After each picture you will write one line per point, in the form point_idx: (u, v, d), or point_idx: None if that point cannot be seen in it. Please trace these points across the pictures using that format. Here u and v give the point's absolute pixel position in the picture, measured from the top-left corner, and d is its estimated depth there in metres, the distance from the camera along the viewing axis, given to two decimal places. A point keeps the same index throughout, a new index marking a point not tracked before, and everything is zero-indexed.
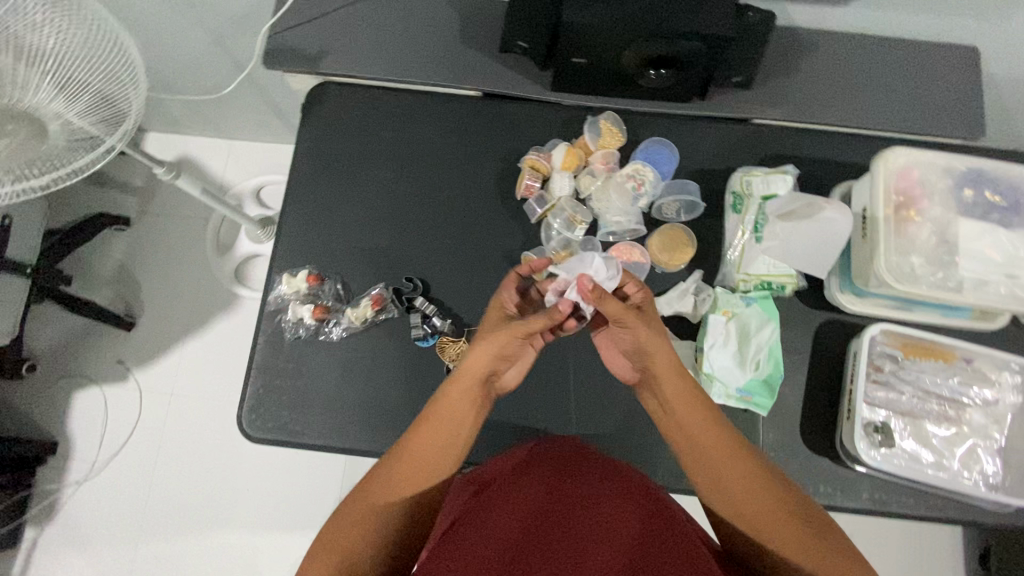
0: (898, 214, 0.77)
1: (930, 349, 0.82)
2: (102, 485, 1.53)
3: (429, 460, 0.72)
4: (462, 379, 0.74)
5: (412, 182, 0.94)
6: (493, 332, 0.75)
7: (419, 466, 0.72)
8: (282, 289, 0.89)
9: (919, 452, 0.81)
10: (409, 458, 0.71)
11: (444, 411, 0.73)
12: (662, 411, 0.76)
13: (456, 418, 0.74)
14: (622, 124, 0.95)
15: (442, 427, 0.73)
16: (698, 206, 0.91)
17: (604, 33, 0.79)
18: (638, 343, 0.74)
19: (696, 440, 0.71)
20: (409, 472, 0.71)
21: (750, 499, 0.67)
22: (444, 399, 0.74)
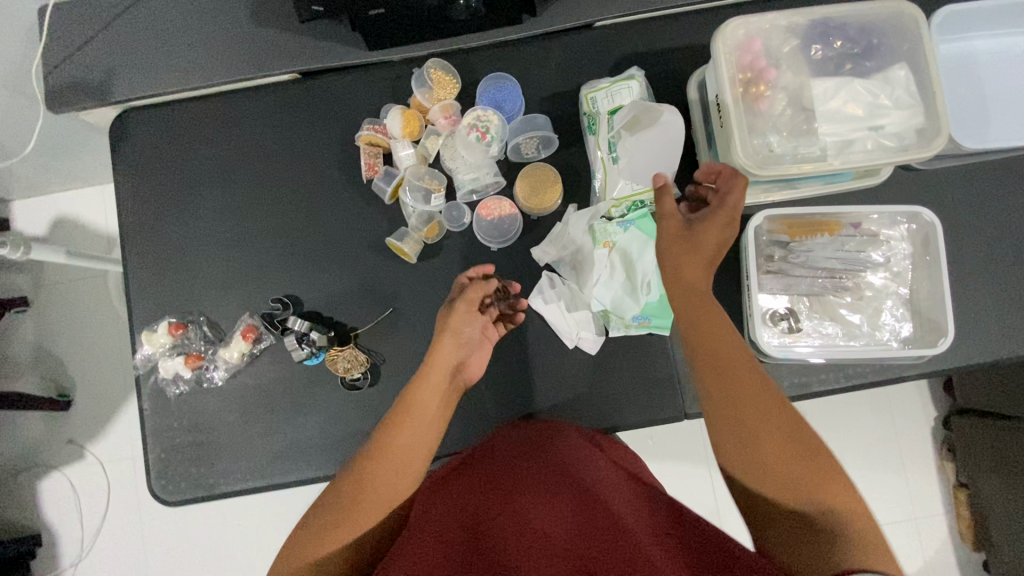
0: (748, 92, 0.70)
1: (817, 223, 0.79)
2: (97, 560, 1.53)
3: (392, 467, 0.68)
4: (429, 379, 0.71)
5: (254, 194, 0.86)
6: (445, 320, 0.75)
7: (382, 479, 0.67)
8: (147, 349, 0.83)
9: (826, 329, 0.79)
10: (357, 490, 0.66)
11: (409, 431, 0.69)
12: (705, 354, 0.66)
13: (420, 431, 0.70)
14: (454, 69, 0.85)
15: (403, 447, 0.68)
16: (553, 140, 0.83)
17: None
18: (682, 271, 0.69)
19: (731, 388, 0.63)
20: (357, 504, 0.65)
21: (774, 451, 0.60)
22: (411, 399, 0.71)
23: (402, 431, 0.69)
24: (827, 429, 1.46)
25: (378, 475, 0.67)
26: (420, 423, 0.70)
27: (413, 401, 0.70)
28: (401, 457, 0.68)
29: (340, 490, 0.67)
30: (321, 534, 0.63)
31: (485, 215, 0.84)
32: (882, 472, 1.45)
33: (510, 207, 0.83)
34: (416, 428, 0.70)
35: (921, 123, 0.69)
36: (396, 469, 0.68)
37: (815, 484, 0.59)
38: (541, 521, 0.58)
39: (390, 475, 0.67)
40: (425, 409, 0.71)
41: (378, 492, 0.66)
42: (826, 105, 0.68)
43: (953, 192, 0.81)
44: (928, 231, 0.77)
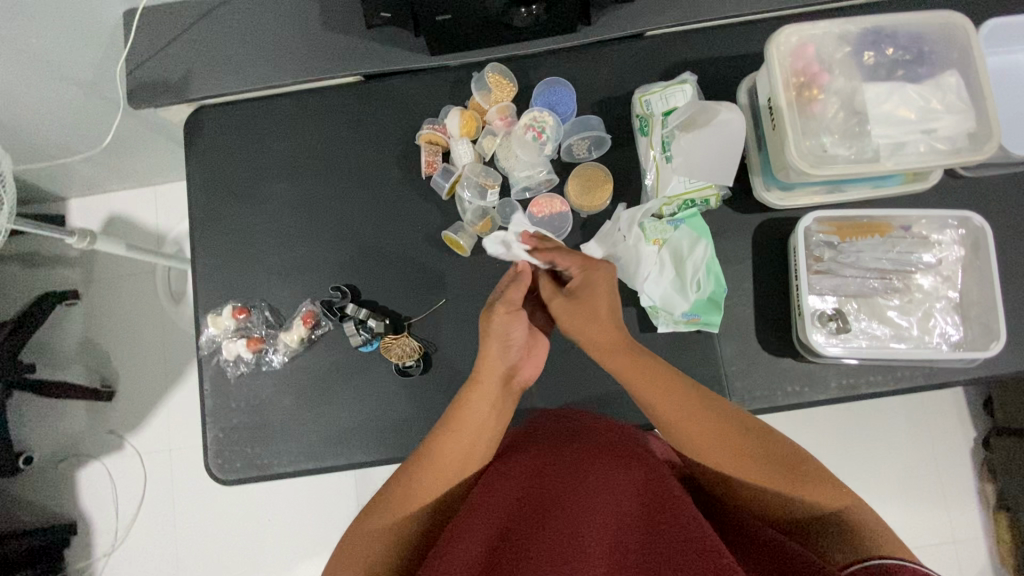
0: (801, 96, 0.73)
1: (865, 225, 0.80)
2: (129, 553, 1.53)
3: (446, 465, 0.69)
4: (480, 385, 0.73)
5: (317, 188, 0.90)
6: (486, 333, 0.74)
7: (440, 475, 0.68)
8: (211, 331, 0.87)
9: (876, 330, 0.80)
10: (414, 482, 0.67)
11: (452, 441, 0.70)
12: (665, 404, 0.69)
13: (467, 443, 0.70)
14: (510, 74, 0.90)
15: (453, 450, 0.69)
16: (605, 140, 0.86)
17: None
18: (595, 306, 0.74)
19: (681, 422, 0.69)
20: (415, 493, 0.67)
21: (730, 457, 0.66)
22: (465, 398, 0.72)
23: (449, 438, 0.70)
24: (864, 445, 1.43)
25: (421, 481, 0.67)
26: (469, 430, 0.71)
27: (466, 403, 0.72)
28: (458, 452, 0.70)
29: (388, 491, 0.68)
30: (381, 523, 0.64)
31: (537, 212, 0.86)
32: (921, 492, 1.42)
33: (561, 205, 0.86)
34: (476, 424, 0.71)
35: (973, 128, 0.71)
36: (453, 465, 0.69)
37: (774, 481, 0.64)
38: (589, 531, 0.54)
39: (446, 469, 0.69)
40: (485, 407, 0.72)
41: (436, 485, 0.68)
42: (879, 108, 0.70)
43: (1002, 199, 0.82)
44: (978, 236, 0.78)
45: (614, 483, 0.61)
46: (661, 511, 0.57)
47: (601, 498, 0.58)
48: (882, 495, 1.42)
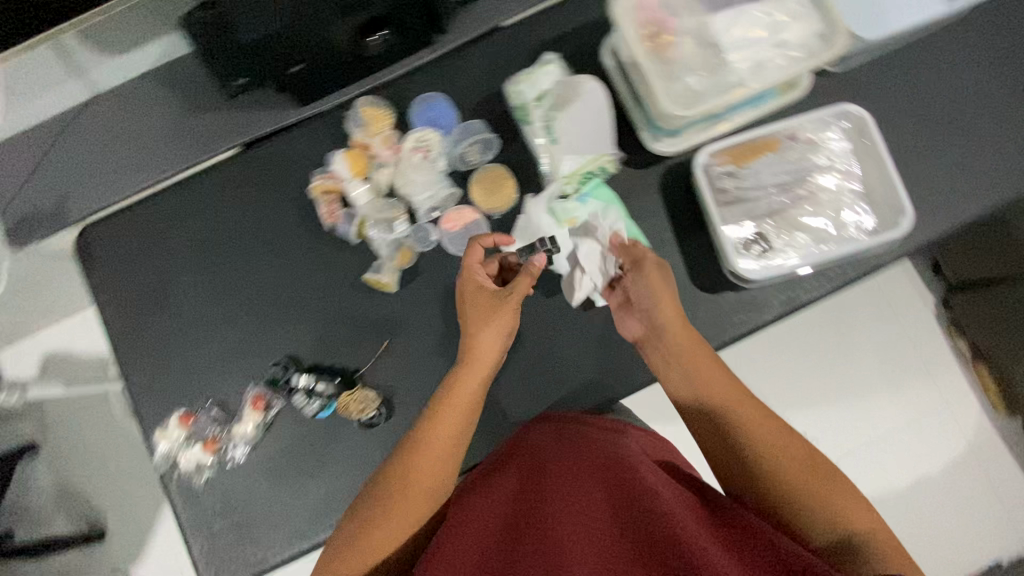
0: (657, 44, 0.74)
1: (756, 145, 0.82)
2: None
3: (436, 454, 0.69)
4: (471, 364, 0.72)
5: (228, 271, 0.88)
6: (489, 315, 0.73)
7: (430, 460, 0.68)
8: (162, 447, 0.83)
9: (798, 241, 0.82)
10: (407, 472, 0.68)
11: (439, 427, 0.69)
12: (715, 388, 0.70)
13: (460, 425, 0.71)
14: (383, 101, 0.88)
15: (443, 434, 0.69)
16: (491, 141, 0.87)
17: (295, 38, 0.74)
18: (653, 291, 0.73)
19: (736, 410, 0.68)
20: (408, 484, 0.68)
21: (770, 448, 0.66)
22: (458, 377, 0.72)
23: (442, 418, 0.70)
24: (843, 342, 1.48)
25: (416, 474, 0.68)
26: (460, 411, 0.71)
27: (454, 389, 0.71)
28: (449, 435, 0.70)
29: (380, 484, 0.68)
30: (377, 517, 0.66)
31: (450, 228, 0.86)
32: (904, 368, 1.47)
33: (471, 214, 0.86)
34: (465, 406, 0.71)
35: (821, 29, 0.73)
36: (443, 452, 0.69)
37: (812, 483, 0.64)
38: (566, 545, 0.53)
39: (436, 455, 0.69)
40: (471, 386, 0.72)
41: (431, 475, 0.69)
42: (730, 35, 0.73)
43: (873, 84, 0.86)
44: (861, 125, 0.81)
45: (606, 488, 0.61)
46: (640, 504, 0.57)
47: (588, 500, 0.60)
48: (869, 381, 1.47)
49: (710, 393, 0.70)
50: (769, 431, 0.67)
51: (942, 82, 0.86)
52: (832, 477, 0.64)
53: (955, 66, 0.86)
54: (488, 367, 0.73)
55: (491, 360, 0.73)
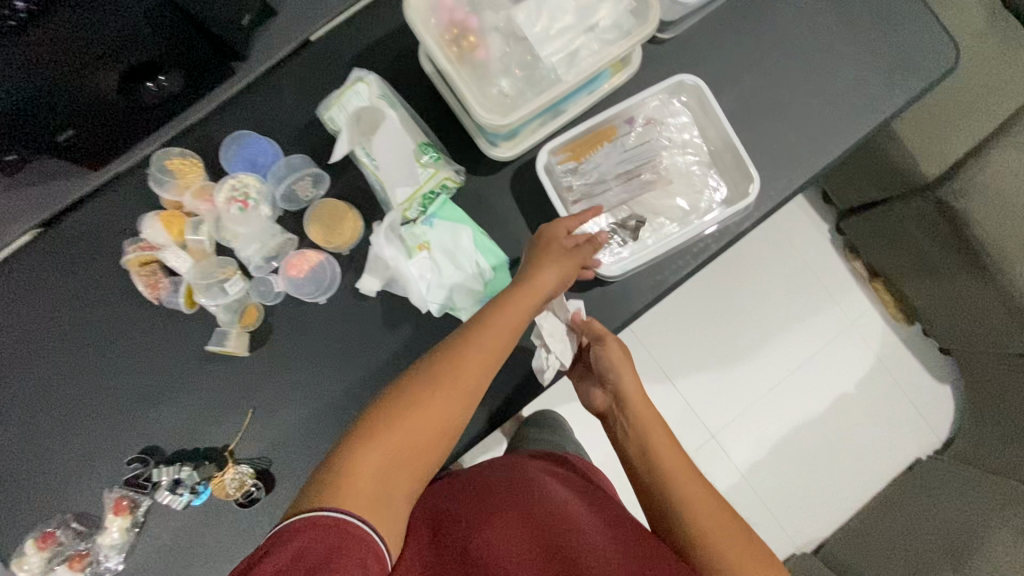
0: (461, 48, 0.67)
1: (593, 137, 0.80)
2: None
3: (470, 382, 0.64)
4: (522, 296, 0.69)
5: (55, 371, 0.78)
6: (547, 259, 0.71)
7: (465, 388, 0.64)
8: (25, 573, 0.77)
9: (655, 223, 0.80)
10: (435, 388, 0.63)
11: (488, 341, 0.66)
12: (665, 455, 0.71)
13: (495, 356, 0.67)
14: (192, 150, 0.79)
15: (476, 367, 0.65)
16: (317, 175, 0.79)
17: (48, 115, 0.63)
18: (616, 362, 0.75)
19: (683, 480, 0.68)
20: (438, 395, 0.62)
21: (715, 523, 0.65)
22: (504, 304, 0.69)
23: (485, 335, 0.67)
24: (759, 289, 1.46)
25: (444, 391, 0.63)
26: (501, 340, 0.67)
27: (502, 313, 0.68)
28: (484, 364, 0.66)
29: (406, 392, 0.62)
30: (386, 429, 0.59)
31: (292, 275, 0.79)
32: (812, 298, 1.47)
33: (311, 257, 0.79)
34: (502, 344, 0.67)
35: (632, 5, 0.68)
36: (474, 382, 0.65)
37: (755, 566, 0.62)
38: None
39: (469, 384, 0.64)
40: (513, 319, 0.68)
41: (459, 401, 0.63)
42: (534, 27, 0.67)
43: (707, 47, 0.82)
44: (697, 94, 0.79)
45: (533, 518, 0.63)
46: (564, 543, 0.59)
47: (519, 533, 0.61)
48: (787, 323, 1.46)
49: (663, 452, 0.71)
50: (717, 510, 0.66)
51: (776, 33, 0.83)
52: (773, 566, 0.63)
53: (787, 13, 0.83)
54: (534, 307, 0.70)
55: (534, 305, 0.70)
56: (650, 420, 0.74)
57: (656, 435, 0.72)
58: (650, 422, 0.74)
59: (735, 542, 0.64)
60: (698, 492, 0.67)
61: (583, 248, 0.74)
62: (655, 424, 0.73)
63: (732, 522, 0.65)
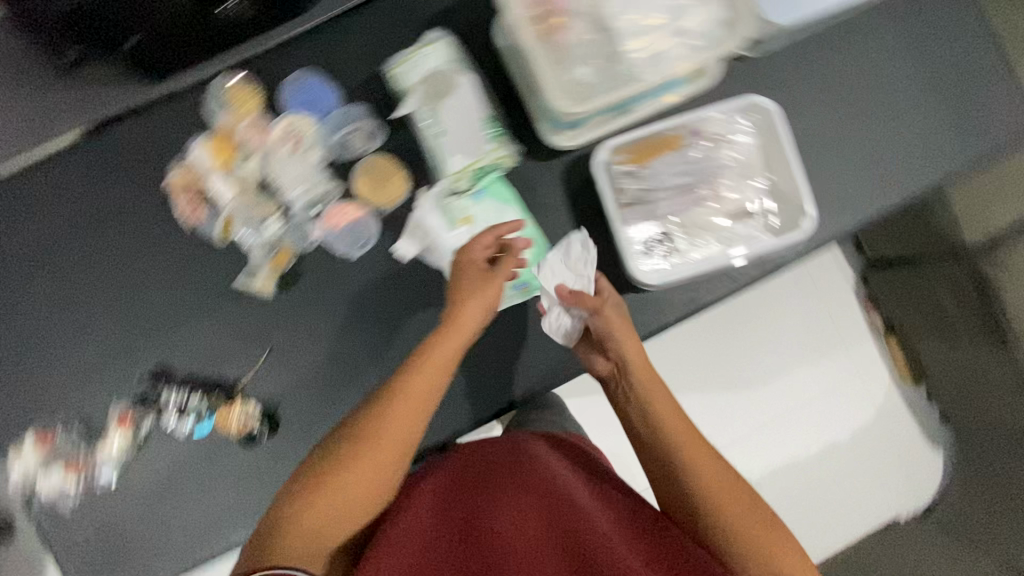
0: (546, 28, 0.66)
1: (658, 142, 0.77)
2: None
3: (389, 434, 0.65)
4: (445, 338, 0.69)
5: (81, 276, 0.78)
6: (483, 286, 0.70)
7: (382, 447, 0.64)
8: (19, 470, 0.77)
9: (703, 240, 0.79)
10: (357, 449, 0.64)
11: (417, 388, 0.66)
12: (668, 421, 0.70)
13: (424, 397, 0.67)
14: (251, 81, 0.78)
15: (401, 415, 0.65)
16: (372, 129, 0.78)
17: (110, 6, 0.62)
18: (615, 329, 0.72)
19: (688, 442, 0.68)
20: (362, 456, 0.63)
21: (721, 485, 0.66)
22: (432, 344, 0.68)
23: (407, 385, 0.66)
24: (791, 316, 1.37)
25: (365, 452, 0.64)
26: (429, 382, 0.67)
27: (422, 363, 0.67)
28: (415, 407, 0.66)
29: (324, 464, 0.63)
30: (315, 499, 0.61)
31: (331, 226, 0.77)
32: None
33: (353, 211, 0.78)
34: (428, 388, 0.67)
35: (726, 16, 0.67)
36: (400, 432, 0.65)
37: (759, 525, 0.64)
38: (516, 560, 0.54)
39: (394, 434, 0.65)
40: (441, 362, 0.68)
41: (386, 459, 0.64)
42: (627, 21, 0.66)
43: (786, 72, 0.81)
44: (769, 120, 0.76)
45: (539, 502, 0.64)
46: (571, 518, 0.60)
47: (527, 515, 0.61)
48: None
49: (666, 417, 0.70)
50: (722, 470, 0.67)
51: (857, 71, 0.81)
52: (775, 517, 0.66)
53: (872, 53, 0.81)
54: (464, 340, 0.69)
55: (463, 340, 0.69)
56: (652, 387, 0.72)
57: (659, 401, 0.71)
58: (648, 387, 0.72)
59: (742, 501, 0.66)
60: (703, 455, 0.68)
61: (506, 263, 0.72)
62: (656, 389, 0.72)
63: (733, 479, 0.67)
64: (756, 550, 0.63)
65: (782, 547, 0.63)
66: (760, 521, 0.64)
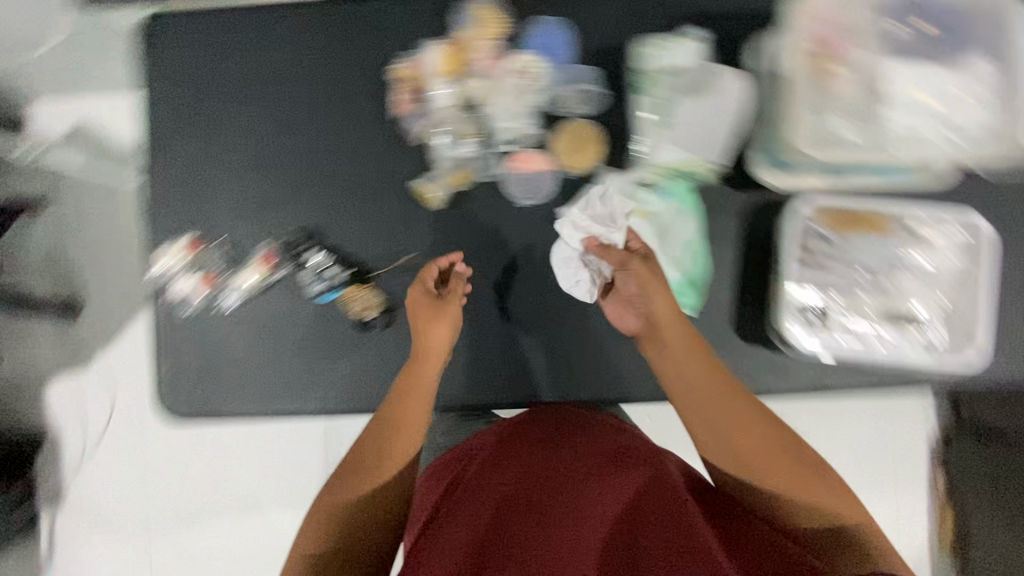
0: (820, 66, 0.66)
1: (861, 218, 0.76)
2: None
3: (394, 440, 0.71)
4: (419, 359, 0.74)
5: (283, 120, 0.83)
6: (423, 325, 0.74)
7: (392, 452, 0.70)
8: (164, 263, 0.83)
9: (859, 328, 0.76)
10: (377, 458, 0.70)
11: (410, 406, 0.72)
12: (694, 386, 0.67)
13: (422, 401, 0.73)
14: (504, 8, 0.79)
15: (405, 420, 0.72)
16: (595, 94, 0.79)
17: None
18: (645, 288, 0.71)
19: (715, 405, 0.66)
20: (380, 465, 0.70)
21: (754, 446, 0.65)
22: (412, 364, 0.75)
23: (407, 400, 0.73)
24: (870, 451, 1.07)
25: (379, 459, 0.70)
26: (424, 387, 0.73)
27: (413, 373, 0.74)
28: (411, 415, 0.72)
29: (349, 471, 0.70)
30: (342, 503, 0.67)
31: (517, 168, 0.79)
32: None
33: (542, 164, 0.79)
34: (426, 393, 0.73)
35: (999, 125, 0.64)
36: (402, 435, 0.71)
37: (786, 464, 0.65)
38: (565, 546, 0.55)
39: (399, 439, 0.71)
40: (430, 370, 0.74)
41: (394, 461, 0.70)
42: (903, 91, 0.64)
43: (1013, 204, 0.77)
44: (980, 245, 0.74)
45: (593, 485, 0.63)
46: (630, 510, 0.59)
47: (582, 495, 0.61)
48: None
49: (692, 382, 0.67)
50: (757, 428, 0.66)
51: None
52: (816, 460, 0.68)
53: None
54: (441, 353, 0.75)
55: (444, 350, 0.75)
56: (679, 350, 0.69)
57: (686, 364, 0.68)
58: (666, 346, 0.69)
59: (783, 462, 0.65)
60: (733, 419, 0.66)
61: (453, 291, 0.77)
62: (682, 348, 0.68)
63: (770, 437, 0.66)
64: (803, 513, 0.64)
65: (822, 500, 0.64)
66: (801, 468, 0.66)
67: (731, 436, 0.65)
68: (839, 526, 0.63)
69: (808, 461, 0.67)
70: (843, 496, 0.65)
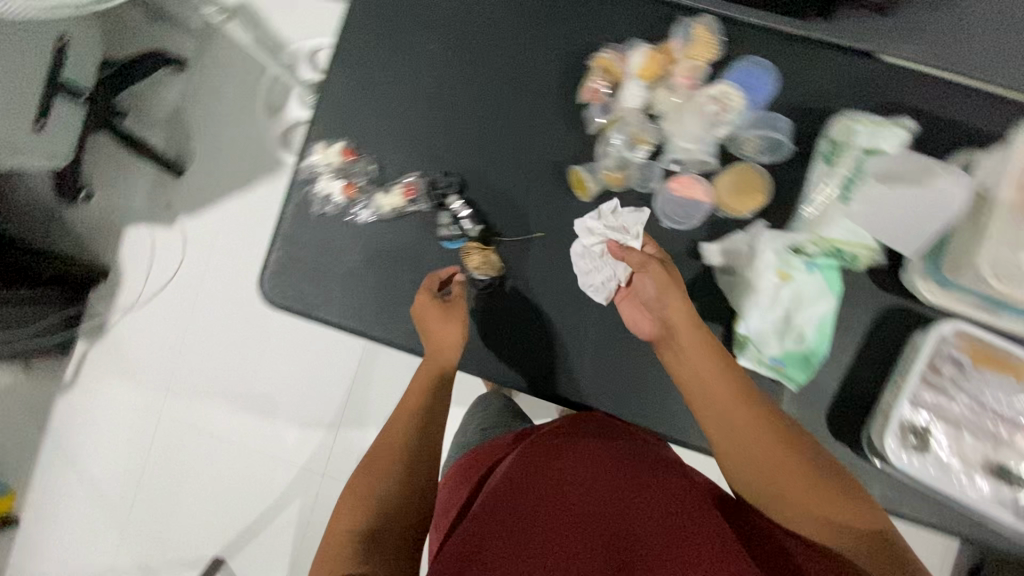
0: None
1: (1007, 361, 0.71)
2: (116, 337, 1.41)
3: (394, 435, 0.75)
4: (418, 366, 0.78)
5: (470, 66, 0.84)
6: (426, 330, 0.77)
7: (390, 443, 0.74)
8: (315, 158, 0.85)
9: (958, 470, 0.71)
10: (386, 450, 0.73)
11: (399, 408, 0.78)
12: (697, 390, 0.67)
13: (417, 403, 0.77)
14: (721, 36, 0.80)
15: (400, 422, 0.76)
16: (779, 147, 0.78)
17: None
18: (661, 298, 0.70)
19: (721, 414, 0.66)
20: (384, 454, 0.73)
21: (756, 455, 0.64)
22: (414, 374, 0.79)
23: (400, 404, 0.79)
24: None
25: (385, 451, 0.73)
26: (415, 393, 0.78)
27: (410, 385, 0.79)
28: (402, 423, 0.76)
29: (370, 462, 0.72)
30: (366, 489, 0.69)
31: (674, 188, 0.79)
32: None
33: (701, 194, 0.79)
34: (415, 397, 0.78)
35: None
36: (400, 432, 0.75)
37: (795, 475, 0.62)
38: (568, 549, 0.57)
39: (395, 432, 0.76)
40: (424, 375, 0.78)
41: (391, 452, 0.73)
42: None
43: None
44: None
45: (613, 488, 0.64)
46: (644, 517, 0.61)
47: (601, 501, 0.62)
48: None
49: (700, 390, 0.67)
50: (762, 441, 0.64)
51: None
52: (834, 468, 0.64)
53: None
54: (437, 357, 0.77)
55: (439, 355, 0.77)
56: (689, 357, 0.68)
57: (694, 369, 0.67)
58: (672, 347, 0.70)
59: (786, 469, 0.63)
60: (734, 429, 0.65)
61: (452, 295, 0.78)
62: (689, 356, 0.68)
63: (777, 449, 0.63)
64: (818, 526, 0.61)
65: (842, 511, 0.60)
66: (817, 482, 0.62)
67: (741, 443, 0.65)
68: (863, 531, 0.60)
69: (820, 465, 0.63)
70: (848, 500, 0.61)
